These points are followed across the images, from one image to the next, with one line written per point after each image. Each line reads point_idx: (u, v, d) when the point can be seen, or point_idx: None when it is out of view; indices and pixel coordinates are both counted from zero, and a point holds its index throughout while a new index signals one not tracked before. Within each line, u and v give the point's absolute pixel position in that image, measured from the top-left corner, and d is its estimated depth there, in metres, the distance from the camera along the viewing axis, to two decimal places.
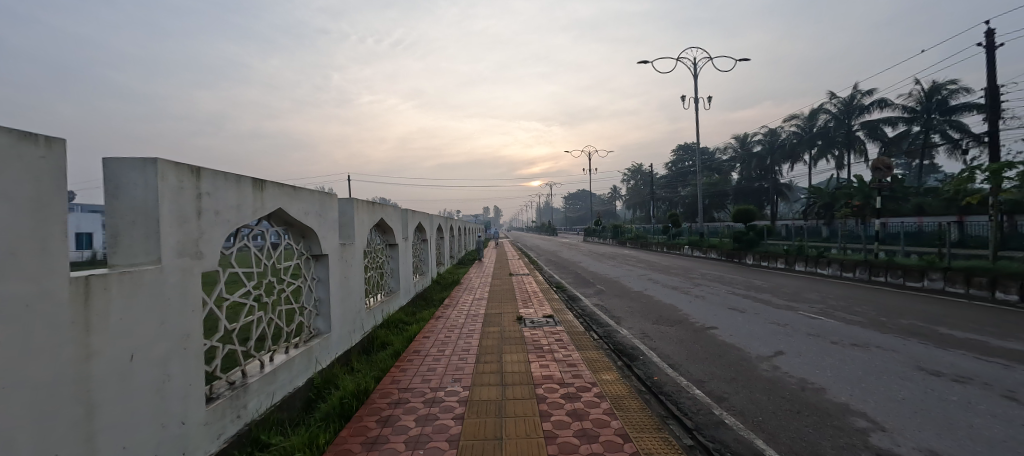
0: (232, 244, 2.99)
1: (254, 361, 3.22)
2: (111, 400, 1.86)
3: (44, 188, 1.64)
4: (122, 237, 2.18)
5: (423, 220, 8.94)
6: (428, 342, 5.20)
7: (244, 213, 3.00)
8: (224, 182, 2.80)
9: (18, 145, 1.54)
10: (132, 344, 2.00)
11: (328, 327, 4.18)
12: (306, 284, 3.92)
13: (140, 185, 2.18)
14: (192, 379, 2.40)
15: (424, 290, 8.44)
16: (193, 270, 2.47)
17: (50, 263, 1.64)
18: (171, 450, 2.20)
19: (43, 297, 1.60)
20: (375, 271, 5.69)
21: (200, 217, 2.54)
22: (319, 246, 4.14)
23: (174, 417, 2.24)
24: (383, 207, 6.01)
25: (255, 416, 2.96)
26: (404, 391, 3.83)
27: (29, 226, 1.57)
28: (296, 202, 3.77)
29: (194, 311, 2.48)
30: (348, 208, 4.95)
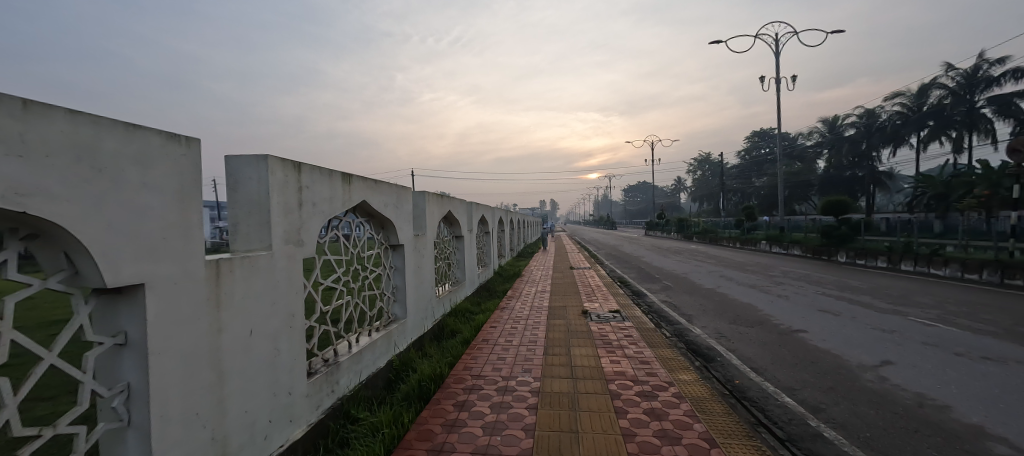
0: (324, 233, 3.45)
1: (343, 342, 3.71)
2: (235, 369, 2.45)
3: (186, 180, 2.18)
4: (241, 226, 2.74)
5: (485, 212, 9.05)
6: (496, 331, 5.32)
7: (335, 205, 3.49)
8: (318, 177, 3.30)
9: (166, 145, 2.06)
10: (245, 324, 2.56)
11: (404, 313, 4.41)
12: (385, 272, 4.16)
13: (254, 179, 2.66)
14: (295, 357, 3.00)
15: (486, 282, 8.59)
16: (296, 256, 3.04)
17: (191, 245, 2.19)
18: (280, 415, 2.81)
19: (186, 276, 2.14)
20: (443, 262, 5.93)
21: (300, 209, 3.10)
22: (396, 237, 4.36)
23: (281, 388, 2.85)
24: (450, 200, 6.19)
25: (344, 391, 3.50)
26: (476, 377, 4.00)
27: (176, 215, 2.10)
28: (377, 194, 4.01)
29: (295, 294, 3.07)
30: (421, 201, 5.13)
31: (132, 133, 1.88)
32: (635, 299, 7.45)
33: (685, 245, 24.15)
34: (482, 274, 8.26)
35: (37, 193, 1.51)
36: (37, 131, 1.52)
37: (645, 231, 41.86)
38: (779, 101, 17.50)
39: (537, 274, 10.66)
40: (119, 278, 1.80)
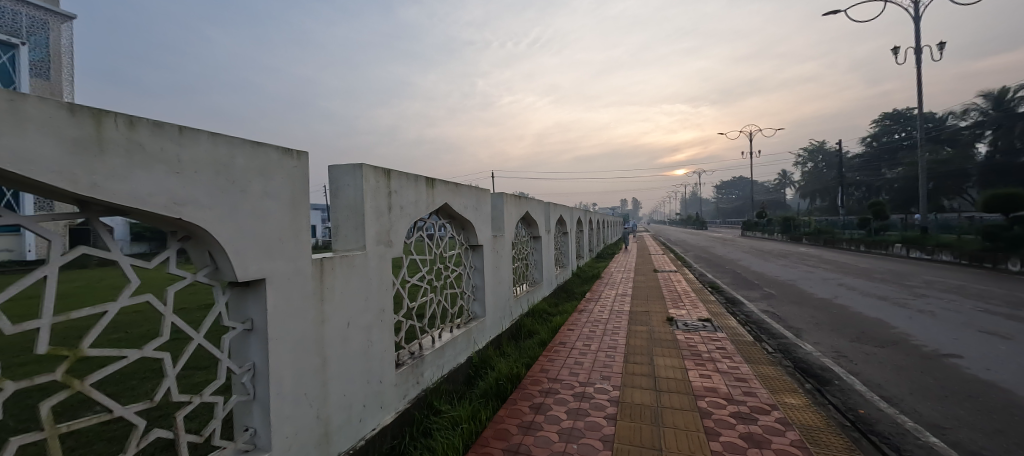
0: (411, 234, 3.70)
1: (427, 337, 3.90)
2: (335, 356, 2.88)
3: (296, 189, 2.66)
4: (341, 229, 3.21)
5: (564, 213, 8.89)
6: (573, 335, 5.17)
7: (420, 208, 3.71)
8: (406, 181, 3.58)
9: (282, 159, 2.54)
10: (344, 317, 2.99)
11: (483, 311, 4.49)
12: (465, 271, 4.28)
13: (351, 186, 3.15)
14: (385, 349, 3.39)
15: (564, 283, 8.45)
16: (386, 256, 3.41)
17: (301, 246, 2.64)
18: (373, 400, 3.18)
19: (296, 273, 2.58)
20: (521, 262, 5.94)
21: (390, 211, 3.41)
22: (476, 237, 4.44)
23: (374, 377, 3.23)
24: (528, 201, 6.19)
25: (429, 384, 3.73)
26: (552, 381, 3.94)
27: (288, 218, 2.57)
28: (458, 196, 4.14)
29: (385, 291, 3.47)
30: (499, 203, 5.19)
31: (255, 150, 2.33)
32: (729, 307, 6.74)
33: (791, 247, 21.45)
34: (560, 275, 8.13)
35: (190, 203, 1.95)
36: (189, 152, 1.95)
37: (742, 232, 38.11)
38: (921, 76, 14.65)
39: (618, 276, 10.23)
40: (248, 273, 2.25)
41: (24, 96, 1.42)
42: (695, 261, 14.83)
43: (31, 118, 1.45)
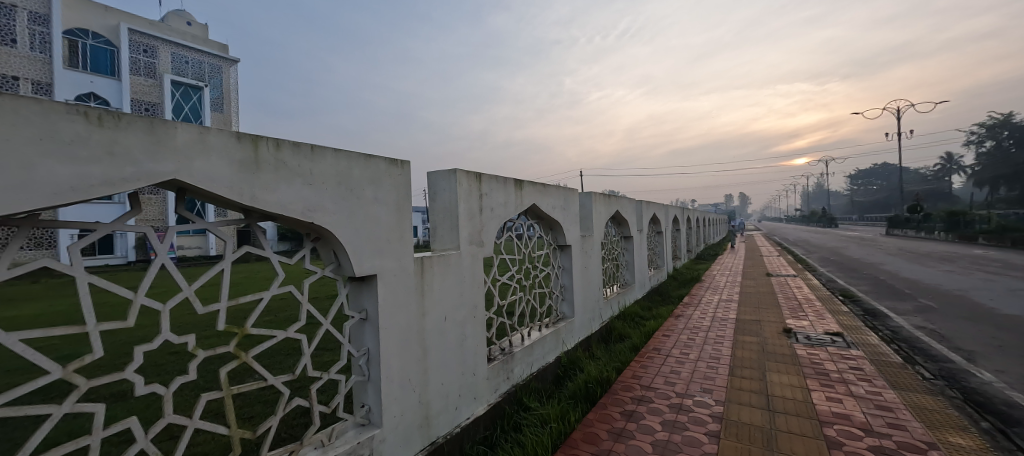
0: (501, 234, 3.85)
1: (517, 334, 4.03)
2: (434, 347, 3.15)
3: (400, 195, 2.97)
4: (438, 230, 3.49)
5: (658, 211, 8.32)
6: (670, 341, 4.84)
7: (509, 209, 3.85)
8: (496, 184, 3.74)
9: (389, 168, 2.87)
10: (441, 311, 3.25)
11: (572, 312, 4.46)
12: (553, 271, 4.31)
13: (446, 190, 3.41)
14: (478, 343, 3.60)
15: (659, 285, 7.90)
16: (478, 255, 3.61)
17: (404, 245, 2.95)
18: (467, 391, 3.40)
19: (401, 270, 2.89)
20: (610, 263, 5.73)
21: (481, 213, 3.60)
22: (564, 237, 4.43)
23: (468, 369, 3.45)
24: (618, 199, 5.94)
25: (519, 380, 3.85)
26: (646, 389, 3.76)
27: (394, 221, 2.89)
28: (546, 197, 4.18)
29: (478, 289, 3.68)
30: (587, 202, 5.09)
31: (367, 161, 2.68)
32: (868, 319, 5.63)
33: (964, 249, 17.11)
34: (654, 276, 7.62)
35: (318, 209, 2.32)
36: (318, 167, 2.32)
37: (891, 229, 31.58)
38: None
39: (723, 280, 9.23)
40: (363, 269, 2.60)
41: (209, 128, 1.81)
42: (819, 264, 12.73)
43: (212, 145, 1.84)
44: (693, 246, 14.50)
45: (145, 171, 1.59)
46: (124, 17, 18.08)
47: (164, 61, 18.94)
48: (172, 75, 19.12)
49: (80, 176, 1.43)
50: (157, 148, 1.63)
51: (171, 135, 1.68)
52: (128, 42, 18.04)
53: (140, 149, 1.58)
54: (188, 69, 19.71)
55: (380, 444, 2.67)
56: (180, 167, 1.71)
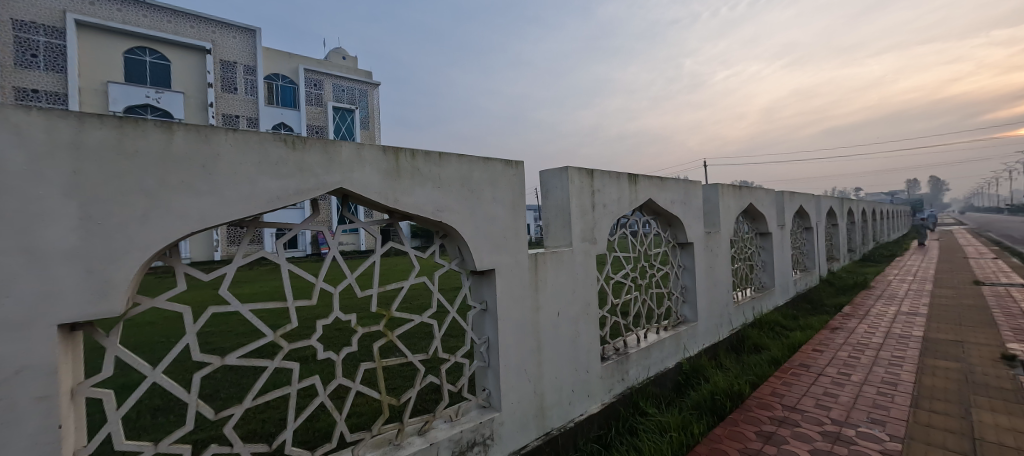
0: (615, 231, 3.74)
1: (632, 335, 3.89)
2: (548, 341, 3.24)
3: (515, 194, 3.13)
4: (550, 227, 3.55)
5: (807, 204, 6.97)
6: (823, 357, 4.06)
7: (623, 205, 3.71)
8: (609, 179, 3.64)
9: (504, 168, 3.04)
10: (555, 306, 3.32)
11: (694, 315, 4.11)
12: (673, 271, 4.02)
13: (558, 187, 3.43)
14: (592, 341, 3.57)
15: (808, 290, 6.64)
16: (591, 252, 3.57)
17: (519, 242, 3.09)
18: (580, 388, 3.40)
19: (516, 265, 3.04)
20: (742, 264, 5.05)
21: (593, 209, 3.54)
22: (684, 235, 4.09)
23: (581, 366, 3.45)
24: (753, 191, 5.17)
25: (635, 383, 3.71)
26: (791, 410, 3.22)
27: (510, 219, 3.05)
28: (663, 191, 3.92)
29: (591, 286, 3.64)
30: (712, 195, 4.58)
31: (486, 163, 2.89)
32: None
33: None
34: (801, 280, 6.42)
35: (445, 210, 2.61)
36: (443, 172, 2.61)
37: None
38: None
39: (903, 287, 7.30)
40: (483, 263, 2.83)
41: (362, 144, 2.17)
42: None
43: (365, 158, 2.20)
44: (856, 245, 11.71)
45: (322, 182, 1.98)
46: (302, 59, 21.34)
47: (328, 91, 21.99)
48: (334, 103, 22.21)
49: (281, 188, 1.84)
50: (329, 163, 2.02)
51: (337, 152, 2.06)
52: (304, 79, 21.33)
53: (319, 165, 1.97)
54: (343, 95, 22.86)
55: (499, 426, 2.87)
56: (343, 178, 2.08)
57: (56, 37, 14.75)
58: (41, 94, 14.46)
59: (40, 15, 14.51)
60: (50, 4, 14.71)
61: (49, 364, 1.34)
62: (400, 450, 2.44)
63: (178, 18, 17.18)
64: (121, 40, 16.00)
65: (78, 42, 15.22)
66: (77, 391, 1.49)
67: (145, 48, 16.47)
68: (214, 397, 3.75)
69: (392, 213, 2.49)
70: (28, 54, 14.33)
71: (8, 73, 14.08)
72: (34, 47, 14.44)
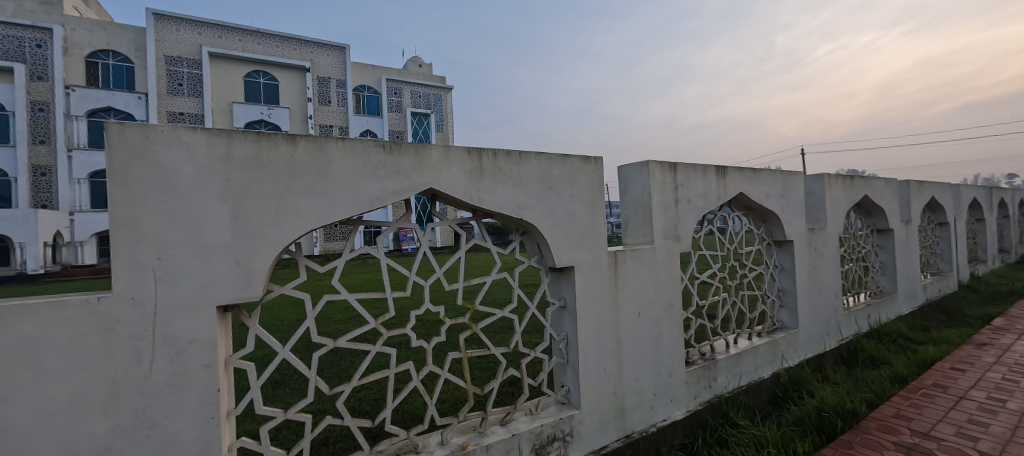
0: (701, 228, 3.53)
1: (720, 340, 3.64)
2: (629, 341, 3.17)
3: (594, 190, 3.10)
4: (629, 225, 3.46)
5: (942, 195, 5.86)
6: (965, 378, 3.41)
7: (710, 200, 3.48)
8: (694, 173, 3.43)
9: (582, 165, 3.03)
10: (637, 306, 3.23)
11: (794, 321, 3.75)
12: (768, 271, 3.69)
13: (638, 182, 3.31)
14: (675, 343, 3.40)
15: (943, 297, 5.61)
16: (675, 250, 3.40)
17: (598, 239, 3.06)
18: (663, 392, 3.27)
19: (594, 262, 3.02)
20: (854, 265, 4.44)
21: (677, 205, 3.37)
22: (781, 232, 3.72)
23: (665, 369, 3.31)
24: (869, 181, 4.50)
25: (724, 391, 3.47)
26: (922, 437, 2.74)
27: (588, 216, 3.04)
28: (757, 184, 3.61)
29: (675, 286, 3.47)
30: (817, 188, 4.08)
31: (564, 161, 2.92)
32: None
33: None
34: (933, 285, 5.41)
35: (526, 207, 2.71)
36: (524, 170, 2.70)
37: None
38: None
39: None
40: (561, 260, 2.87)
41: (449, 147, 2.35)
42: None
43: (451, 160, 2.38)
44: (1010, 244, 9.57)
45: (414, 183, 2.20)
46: (384, 69, 22.24)
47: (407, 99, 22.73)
48: (413, 109, 22.86)
49: (381, 190, 2.10)
50: (420, 166, 2.24)
51: (427, 155, 2.28)
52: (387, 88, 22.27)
53: (411, 168, 2.20)
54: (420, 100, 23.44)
55: (578, 424, 2.88)
56: (433, 179, 2.29)
57: (196, 67, 17.21)
58: (187, 116, 17.07)
59: (184, 50, 17.07)
60: (191, 40, 17.23)
61: (210, 336, 1.68)
62: (484, 438, 2.59)
63: (285, 42, 19.20)
64: (243, 66, 18.34)
65: (211, 70, 17.67)
66: (228, 362, 1.85)
67: (260, 71, 18.69)
68: (324, 375, 4.31)
69: (475, 211, 2.64)
70: (176, 83, 16.88)
71: (162, 100, 16.71)
72: (180, 76, 16.99)
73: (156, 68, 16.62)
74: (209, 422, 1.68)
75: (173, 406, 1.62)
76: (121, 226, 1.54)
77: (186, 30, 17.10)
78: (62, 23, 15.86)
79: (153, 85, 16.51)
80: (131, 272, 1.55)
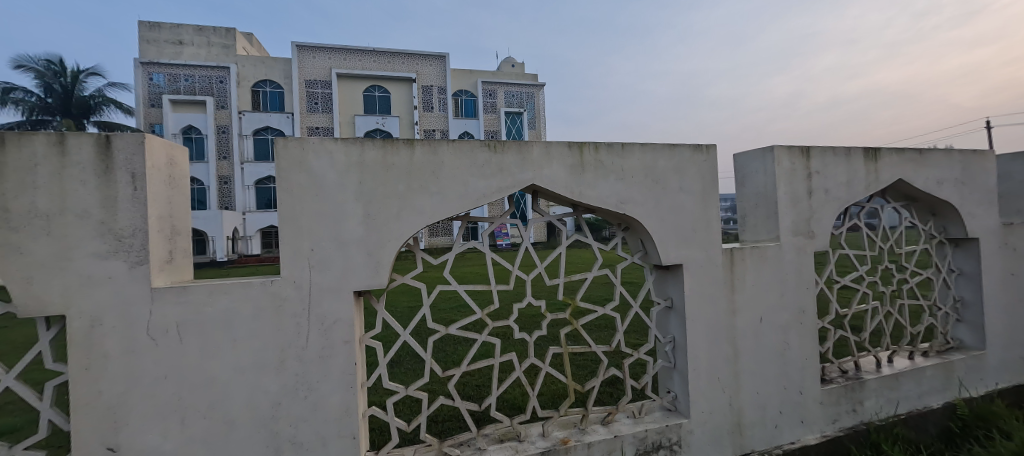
0: (843, 222, 2.99)
1: (870, 357, 3.07)
2: (748, 350, 2.83)
3: (707, 181, 2.82)
4: (749, 221, 3.09)
5: None
6: None
7: (855, 189, 2.93)
8: (834, 158, 2.91)
9: (692, 155, 2.79)
10: (758, 310, 2.87)
11: (979, 341, 3.02)
12: (939, 277, 3.00)
13: (760, 171, 2.93)
14: (808, 355, 2.94)
15: None
16: (807, 249, 2.93)
17: (711, 236, 2.79)
18: (792, 412, 2.86)
19: (706, 261, 2.76)
20: None
21: (811, 196, 2.89)
22: (961, 229, 2.99)
23: (794, 385, 2.89)
24: None
25: (874, 418, 2.91)
26: None
27: (699, 210, 2.79)
28: (924, 169, 2.95)
29: (809, 289, 2.98)
30: (1016, 170, 3.17)
31: (671, 151, 2.72)
32: None
33: None
34: None
35: (629, 202, 2.60)
36: (626, 163, 2.59)
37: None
38: None
39: None
40: (668, 258, 2.69)
41: (550, 143, 2.37)
42: None
43: (553, 155, 2.40)
44: None
45: (516, 180, 2.28)
46: (480, 73, 23.12)
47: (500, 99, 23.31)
48: (506, 109, 23.35)
49: (486, 187, 2.22)
50: (522, 162, 2.32)
51: (529, 152, 2.33)
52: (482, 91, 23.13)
53: (514, 165, 2.29)
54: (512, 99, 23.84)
55: (687, 434, 2.68)
56: (535, 175, 2.34)
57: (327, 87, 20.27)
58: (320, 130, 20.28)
59: (319, 73, 20.20)
60: (324, 64, 20.29)
61: (347, 317, 1.96)
62: (585, 436, 2.57)
63: (396, 58, 21.31)
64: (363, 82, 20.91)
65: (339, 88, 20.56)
66: (362, 340, 2.13)
67: (377, 86, 21.07)
68: (441, 357, 4.75)
69: (576, 206, 2.62)
70: (313, 102, 20.13)
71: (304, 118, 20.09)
72: (316, 97, 20.21)
73: (299, 91, 19.99)
74: (348, 390, 1.96)
75: (323, 372, 1.94)
76: (285, 221, 1.90)
77: (321, 56, 20.19)
78: (236, 62, 19.66)
79: (297, 105, 19.90)
80: (292, 259, 1.90)
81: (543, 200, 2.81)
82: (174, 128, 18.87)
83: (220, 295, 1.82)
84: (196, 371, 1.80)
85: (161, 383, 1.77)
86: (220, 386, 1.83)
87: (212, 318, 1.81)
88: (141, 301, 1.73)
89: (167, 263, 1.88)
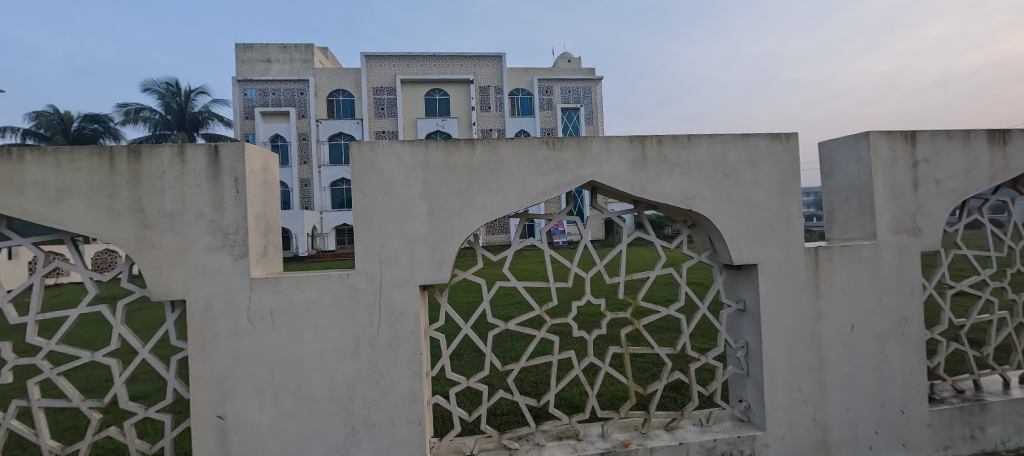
0: (959, 218, 2.57)
1: (993, 375, 2.65)
2: (837, 360, 2.54)
3: (787, 173, 2.57)
4: (839, 217, 2.76)
5: None
6: None
7: (974, 179, 2.52)
8: (947, 143, 2.51)
9: (769, 145, 2.55)
10: (849, 317, 2.56)
11: None
12: None
13: (853, 160, 2.60)
14: (913, 370, 2.57)
15: None
16: (912, 249, 2.55)
17: (792, 233, 2.54)
18: (891, 433, 2.54)
19: (785, 261, 2.52)
20: None
21: (917, 188, 2.52)
22: None
23: (894, 403, 2.55)
24: None
25: (997, 447, 2.51)
26: None
27: (778, 205, 2.56)
28: None
29: (915, 295, 2.60)
30: None
31: (744, 141, 2.52)
32: None
33: None
34: None
35: (696, 197, 2.45)
36: (693, 156, 2.45)
37: None
38: None
39: None
40: (741, 257, 2.49)
41: (610, 137, 2.31)
42: None
43: (612, 150, 2.34)
44: None
45: (574, 176, 2.26)
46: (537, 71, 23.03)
47: (557, 96, 22.98)
48: (563, 105, 22.98)
49: (544, 184, 2.22)
50: (581, 158, 2.28)
51: (587, 147, 2.29)
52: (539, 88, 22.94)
53: (572, 161, 2.26)
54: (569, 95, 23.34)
55: (762, 447, 2.48)
56: (594, 171, 2.30)
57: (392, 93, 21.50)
58: (387, 133, 21.57)
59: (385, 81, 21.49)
60: (389, 72, 21.55)
61: (413, 310, 2.08)
62: (647, 440, 2.48)
63: (455, 61, 22.03)
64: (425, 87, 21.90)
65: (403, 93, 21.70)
66: (427, 332, 2.25)
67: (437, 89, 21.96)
68: (501, 352, 4.83)
69: (638, 202, 2.54)
70: (380, 108, 21.45)
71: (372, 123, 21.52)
72: (383, 102, 21.51)
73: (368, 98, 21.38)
74: (415, 378, 2.09)
75: (392, 360, 2.07)
76: (357, 219, 2.05)
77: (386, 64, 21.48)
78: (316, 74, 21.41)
79: (366, 111, 21.31)
80: (363, 255, 2.05)
81: (602, 196, 2.74)
82: (264, 136, 21.00)
83: (305, 286, 2.02)
84: (287, 353, 2.02)
85: (258, 362, 2.01)
86: (306, 367, 2.04)
87: (298, 306, 2.02)
88: (242, 290, 1.98)
89: (262, 256, 2.12)
